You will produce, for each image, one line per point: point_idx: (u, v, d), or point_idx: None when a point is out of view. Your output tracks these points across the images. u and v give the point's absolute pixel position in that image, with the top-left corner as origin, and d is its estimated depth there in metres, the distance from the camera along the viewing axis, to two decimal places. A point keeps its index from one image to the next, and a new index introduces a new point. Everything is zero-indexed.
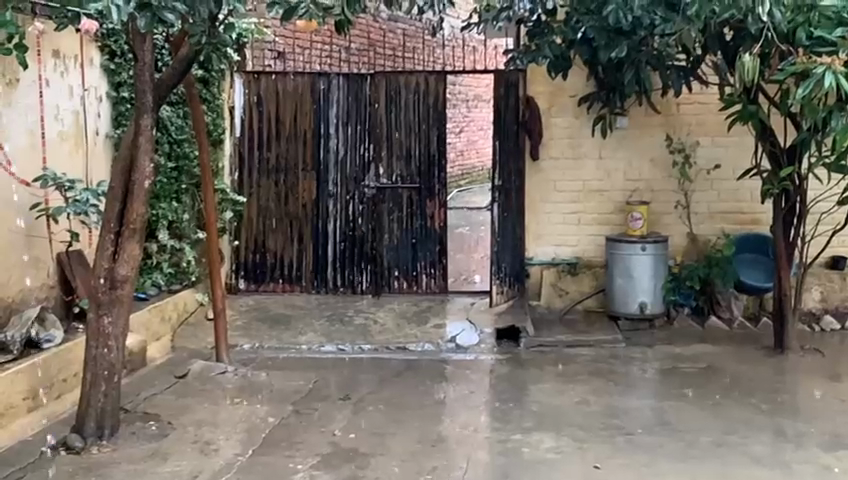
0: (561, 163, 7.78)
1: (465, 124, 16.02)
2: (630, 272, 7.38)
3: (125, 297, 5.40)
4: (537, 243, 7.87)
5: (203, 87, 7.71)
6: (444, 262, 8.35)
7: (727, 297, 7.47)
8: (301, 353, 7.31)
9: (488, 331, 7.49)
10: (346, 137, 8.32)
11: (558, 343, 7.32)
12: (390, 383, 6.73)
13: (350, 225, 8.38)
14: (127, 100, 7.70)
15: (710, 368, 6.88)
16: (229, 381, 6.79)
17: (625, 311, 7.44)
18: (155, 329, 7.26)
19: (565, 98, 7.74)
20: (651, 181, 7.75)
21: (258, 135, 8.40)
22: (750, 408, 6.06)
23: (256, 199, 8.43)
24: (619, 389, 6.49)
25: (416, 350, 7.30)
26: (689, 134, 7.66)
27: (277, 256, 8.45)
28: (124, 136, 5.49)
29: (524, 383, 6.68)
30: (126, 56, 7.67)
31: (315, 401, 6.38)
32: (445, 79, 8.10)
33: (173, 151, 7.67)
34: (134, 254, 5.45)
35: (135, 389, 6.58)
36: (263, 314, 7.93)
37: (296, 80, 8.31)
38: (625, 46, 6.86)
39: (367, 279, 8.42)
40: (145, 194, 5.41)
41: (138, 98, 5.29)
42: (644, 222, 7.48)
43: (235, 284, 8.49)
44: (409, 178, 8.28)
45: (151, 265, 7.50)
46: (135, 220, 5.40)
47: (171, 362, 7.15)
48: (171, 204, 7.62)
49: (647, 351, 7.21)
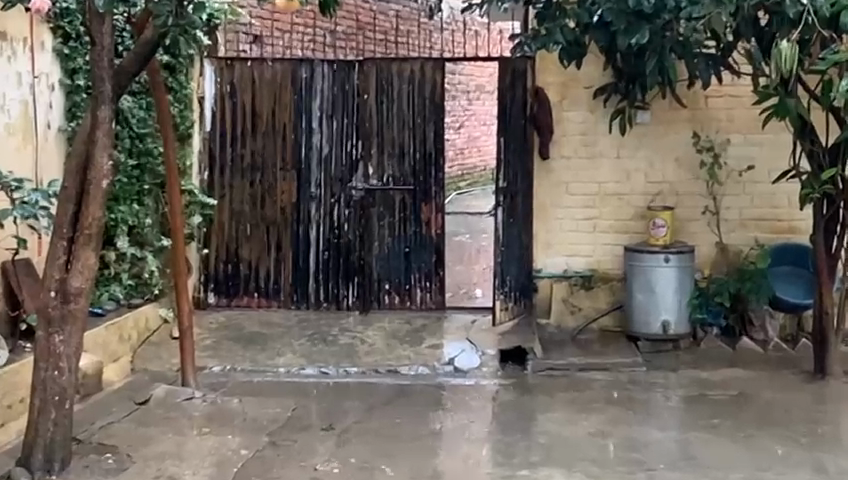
0: (573, 163, 6.93)
1: (464, 119, 15.32)
2: (653, 287, 6.54)
3: (79, 313, 4.72)
4: (547, 253, 7.00)
5: (168, 75, 6.99)
6: (441, 274, 7.47)
7: (761, 315, 6.66)
8: (279, 377, 6.43)
9: (490, 353, 6.60)
10: (331, 132, 7.46)
11: (570, 367, 6.46)
12: (380, 410, 5.85)
13: (334, 231, 7.51)
14: (83, 89, 6.73)
15: (741, 395, 6.02)
16: (196, 409, 5.90)
17: (647, 331, 6.59)
18: (112, 348, 6.35)
19: (578, 89, 6.90)
20: (675, 183, 6.90)
21: (232, 129, 7.53)
22: (786, 441, 5.24)
23: (228, 202, 7.57)
24: (638, 418, 5.64)
25: (409, 374, 6.43)
26: (719, 131, 6.84)
27: (252, 266, 7.57)
28: (79, 129, 4.80)
29: (533, 411, 5.79)
30: (82, 39, 6.70)
31: (289, 430, 5.50)
32: (443, 67, 7.26)
33: (134, 147, 6.82)
34: (91, 264, 4.76)
35: (90, 417, 5.68)
36: (235, 332, 7.03)
37: (274, 67, 7.46)
38: (646, 32, 6.02)
39: (354, 293, 7.55)
40: (104, 196, 4.71)
41: (96, 86, 4.65)
42: (668, 230, 6.64)
43: (204, 298, 7.61)
44: (402, 179, 7.42)
45: (109, 276, 6.66)
46: (90, 224, 4.69)
47: (131, 387, 6.25)
48: (132, 207, 6.77)
49: (669, 376, 6.35)
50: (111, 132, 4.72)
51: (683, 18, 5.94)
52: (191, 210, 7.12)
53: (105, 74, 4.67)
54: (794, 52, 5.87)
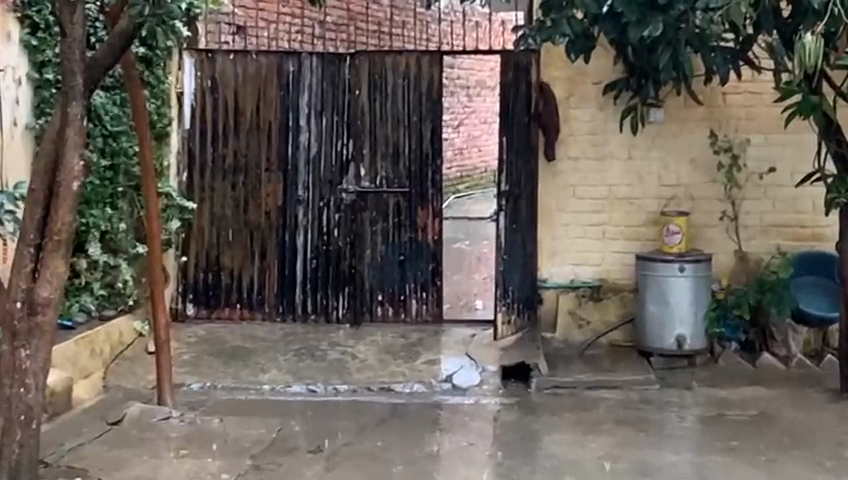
0: (580, 164, 6.53)
1: (464, 116, 15.18)
2: (666, 299, 6.09)
3: (47, 325, 4.25)
4: (552, 261, 6.57)
5: (145, 69, 6.52)
6: (438, 284, 7.01)
7: (783, 329, 6.21)
8: (262, 395, 5.90)
9: (491, 369, 6.15)
10: (320, 130, 6.99)
11: (578, 385, 5.96)
12: (371, 430, 5.32)
13: (323, 237, 7.03)
14: (53, 83, 6.16)
15: (762, 415, 5.52)
16: (174, 429, 5.34)
17: (660, 346, 6.14)
18: (83, 364, 5.84)
19: (586, 85, 6.50)
20: (690, 186, 6.50)
21: (212, 128, 7.06)
22: (811, 465, 4.76)
23: (209, 205, 7.09)
24: (651, 440, 5.14)
25: (403, 392, 5.91)
26: (737, 131, 6.46)
27: (235, 275, 7.08)
28: (49, 127, 4.39)
29: (537, 432, 5.28)
30: (52, 29, 6.12)
31: (268, 452, 5.00)
32: (441, 61, 6.84)
33: (107, 146, 6.34)
34: (60, 273, 4.29)
35: (59, 438, 5.13)
36: (215, 347, 6.54)
37: (259, 60, 7.00)
38: (659, 24, 5.54)
39: (344, 305, 7.06)
40: (73, 199, 4.27)
41: (66, 80, 4.21)
42: (683, 237, 6.19)
43: (182, 310, 7.10)
44: (397, 181, 6.97)
45: (79, 286, 6.15)
46: (60, 230, 4.25)
47: (104, 405, 5.73)
48: (105, 211, 6.30)
49: (685, 395, 5.86)
50: (82, 130, 4.29)
51: (698, 7, 5.39)
52: (169, 215, 6.71)
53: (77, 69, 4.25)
54: (819, 47, 5.25)
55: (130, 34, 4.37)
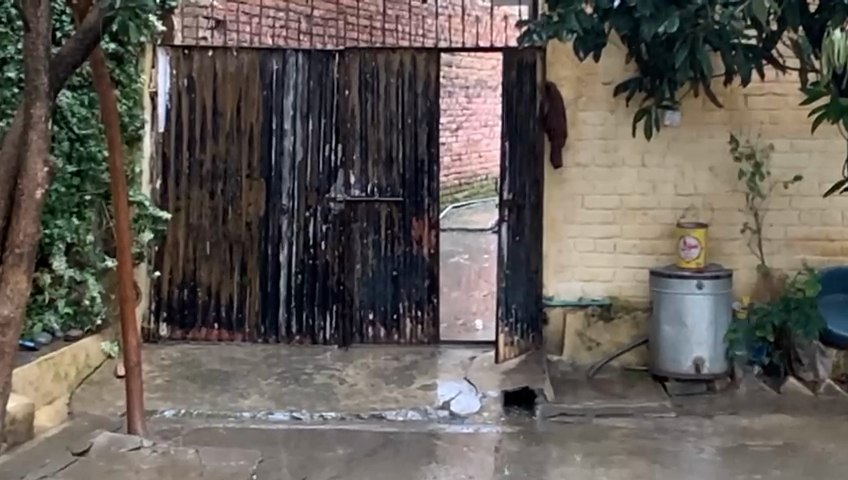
0: (589, 172, 6.04)
1: (463, 119, 14.75)
2: (683, 318, 5.61)
3: (8, 347, 3.75)
4: (559, 277, 6.09)
5: (115, 66, 6.05)
6: (434, 302, 6.52)
7: (810, 352, 5.72)
8: (243, 422, 5.36)
9: (492, 395, 5.62)
10: (306, 134, 6.49)
11: (587, 412, 5.46)
12: (359, 462, 4.80)
13: (309, 251, 6.53)
14: (15, 82, 5.46)
15: (788, 445, 4.99)
16: (146, 460, 4.59)
17: (677, 370, 5.64)
18: (47, 389, 5.32)
19: (596, 85, 6.02)
20: (709, 196, 6.02)
21: (189, 130, 6.55)
22: None
23: (184, 216, 6.58)
24: (671, 473, 4.60)
25: (396, 419, 5.39)
26: (761, 135, 5.97)
27: (212, 290, 6.58)
28: (11, 127, 3.91)
29: (541, 465, 4.75)
30: (15, 24, 5.48)
31: None
32: (439, 57, 6.35)
33: (74, 151, 5.85)
34: (22, 290, 3.80)
35: (17, 472, 4.54)
36: (191, 370, 6.03)
37: (239, 58, 6.50)
38: (677, 19, 5.03)
39: (332, 325, 6.56)
40: (36, 209, 3.76)
41: (30, 79, 3.68)
42: (701, 251, 5.71)
43: (155, 330, 6.61)
44: (390, 189, 6.48)
45: (43, 303, 5.69)
46: (22, 242, 3.74)
47: (69, 433, 5.17)
48: (71, 221, 5.80)
49: (704, 423, 5.35)
50: (48, 133, 3.78)
51: None
52: (140, 226, 6.31)
53: (42, 66, 3.70)
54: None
55: (103, 27, 3.86)
